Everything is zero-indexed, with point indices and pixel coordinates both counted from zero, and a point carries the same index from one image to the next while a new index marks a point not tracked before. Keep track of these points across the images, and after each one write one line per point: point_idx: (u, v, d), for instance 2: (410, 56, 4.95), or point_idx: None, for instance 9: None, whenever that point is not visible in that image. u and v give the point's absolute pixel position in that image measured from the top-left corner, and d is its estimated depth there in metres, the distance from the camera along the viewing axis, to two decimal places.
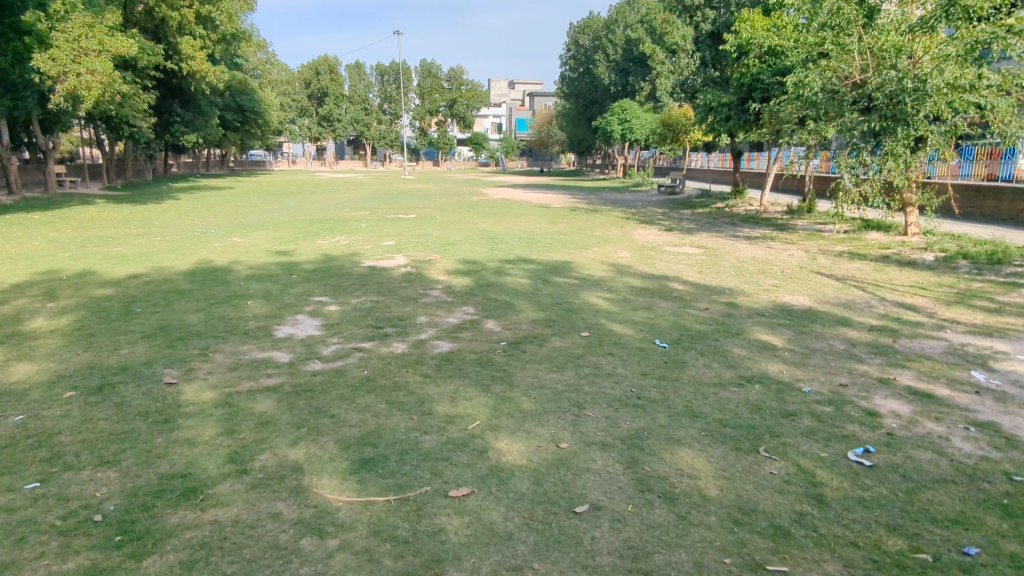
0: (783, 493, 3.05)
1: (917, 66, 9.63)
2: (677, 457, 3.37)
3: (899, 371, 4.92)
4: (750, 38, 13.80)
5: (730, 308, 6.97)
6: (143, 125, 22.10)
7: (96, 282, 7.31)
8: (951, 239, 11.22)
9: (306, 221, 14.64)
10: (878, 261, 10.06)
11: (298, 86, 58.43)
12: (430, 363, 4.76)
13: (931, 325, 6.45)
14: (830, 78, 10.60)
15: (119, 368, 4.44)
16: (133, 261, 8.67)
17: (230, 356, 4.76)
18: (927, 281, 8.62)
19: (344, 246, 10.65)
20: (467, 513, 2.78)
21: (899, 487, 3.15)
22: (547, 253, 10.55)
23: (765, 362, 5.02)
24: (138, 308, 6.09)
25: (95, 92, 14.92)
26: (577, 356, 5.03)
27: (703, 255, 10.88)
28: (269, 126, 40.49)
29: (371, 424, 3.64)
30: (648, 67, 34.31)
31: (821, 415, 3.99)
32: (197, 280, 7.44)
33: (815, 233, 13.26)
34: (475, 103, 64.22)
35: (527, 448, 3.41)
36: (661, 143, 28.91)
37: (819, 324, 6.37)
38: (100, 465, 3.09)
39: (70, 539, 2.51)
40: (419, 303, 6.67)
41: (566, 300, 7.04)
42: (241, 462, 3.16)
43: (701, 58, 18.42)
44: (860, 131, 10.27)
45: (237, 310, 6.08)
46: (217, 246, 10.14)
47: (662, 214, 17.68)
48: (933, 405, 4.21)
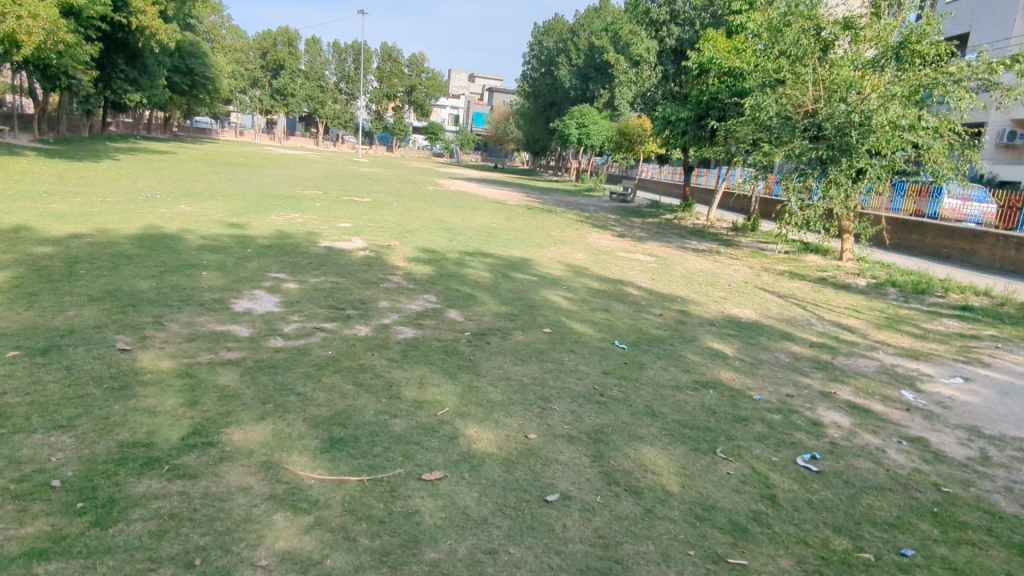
0: (739, 492, 3.21)
1: (865, 102, 10.16)
2: (641, 454, 3.49)
3: (839, 386, 5.24)
4: (712, 58, 14.24)
5: (683, 316, 7.22)
6: (84, 78, 20.88)
7: (32, 238, 6.88)
8: (881, 267, 11.95)
9: (257, 195, 14.17)
10: (816, 283, 10.62)
11: (252, 55, 56.20)
12: (395, 347, 4.74)
13: (865, 345, 6.88)
14: (785, 104, 11.09)
15: (66, 331, 4.22)
16: (72, 221, 8.19)
17: (187, 326, 4.60)
18: (861, 304, 9.16)
19: (299, 224, 10.38)
20: (441, 497, 2.81)
21: (843, 492, 3.37)
22: (505, 248, 10.62)
23: (718, 369, 5.24)
24: (83, 270, 5.78)
25: (36, 38, 14.01)
26: (540, 351, 5.12)
27: (655, 263, 11.20)
28: (218, 94, 38.90)
29: (340, 404, 3.60)
30: (610, 75, 34.87)
31: (771, 422, 4.22)
32: (145, 246, 7.11)
33: (758, 251, 13.84)
34: (434, 92, 63.65)
35: (497, 437, 3.47)
36: (617, 151, 29.45)
37: (765, 336, 6.70)
38: (53, 429, 2.94)
39: (26, 504, 2.39)
40: (381, 288, 6.60)
41: (527, 296, 7.13)
42: (206, 434, 3.06)
43: (662, 71, 18.85)
44: (808, 158, 10.81)
45: (191, 280, 5.85)
46: (164, 213, 9.70)
47: (615, 220, 18.06)
48: (869, 419, 4.52)
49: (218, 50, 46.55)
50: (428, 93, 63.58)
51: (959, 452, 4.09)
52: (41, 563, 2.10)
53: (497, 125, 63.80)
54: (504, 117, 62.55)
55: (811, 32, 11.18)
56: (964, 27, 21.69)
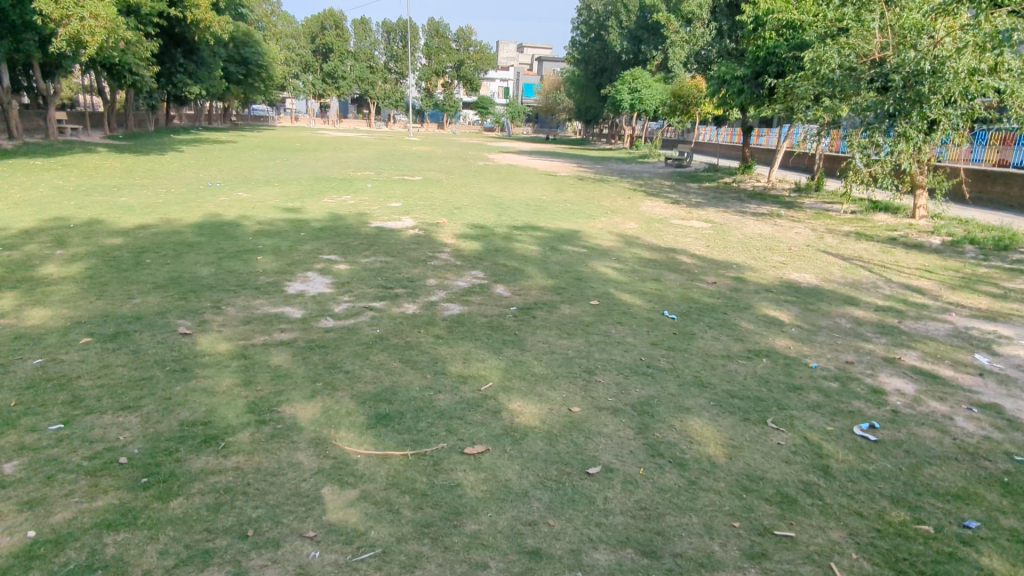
0: (789, 463, 3.12)
1: (937, 47, 9.43)
2: (687, 425, 3.43)
3: (904, 351, 4.97)
4: (768, 11, 13.55)
5: (737, 283, 6.99)
6: (146, 74, 21.82)
7: (104, 231, 7.30)
8: (958, 224, 11.20)
9: (311, 178, 14.52)
10: (884, 243, 10.06)
11: (303, 40, 57.26)
12: (441, 324, 4.80)
13: (936, 307, 6.49)
14: (848, 55, 10.45)
15: (134, 317, 4.47)
16: (140, 212, 8.64)
17: (244, 309, 4.79)
18: (933, 264, 8.63)
19: (351, 205, 10.60)
20: (483, 470, 2.85)
21: (902, 462, 3.23)
22: (554, 221, 10.53)
23: (773, 337, 5.07)
24: (149, 259, 6.09)
25: (98, 37, 14.75)
26: (587, 323, 5.08)
27: (710, 229, 10.88)
28: (273, 81, 39.86)
29: (386, 380, 3.70)
30: (662, 36, 33.66)
31: (827, 390, 4.06)
32: (206, 233, 7.42)
33: (821, 212, 13.21)
34: (483, 65, 63.24)
35: (541, 410, 3.48)
36: (670, 114, 28.55)
37: (826, 302, 6.42)
38: (121, 409, 3.14)
39: (97, 479, 2.57)
40: (429, 266, 6.68)
41: (575, 269, 7.06)
42: (260, 412, 3.21)
43: (717, 28, 17.99)
44: (875, 112, 10.13)
45: (248, 265, 6.08)
46: (224, 200, 10.10)
47: (669, 187, 17.59)
48: (936, 385, 4.28)
49: (271, 38, 47.47)
50: (476, 67, 63.24)
51: None
52: (110, 534, 2.26)
53: (548, 95, 62.81)
54: (555, 86, 61.55)
55: None
56: None
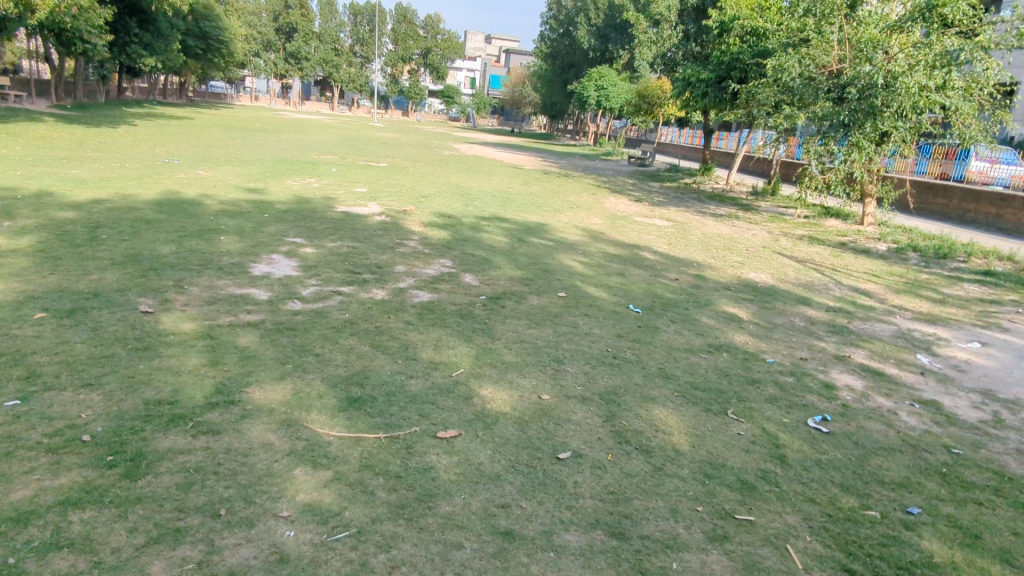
0: (749, 451, 3.26)
1: (891, 62, 9.84)
2: (652, 414, 3.54)
3: (853, 350, 5.22)
4: (734, 17, 13.87)
5: (698, 280, 7.19)
6: (98, 42, 20.91)
7: (55, 203, 7.00)
8: (903, 232, 11.74)
9: (273, 160, 14.20)
10: (836, 247, 10.47)
11: (265, 18, 55.72)
12: (411, 311, 4.81)
13: (882, 310, 6.81)
14: (808, 65, 10.80)
15: (91, 294, 4.32)
16: (93, 186, 8.31)
17: (208, 289, 4.69)
18: (880, 269, 9.03)
19: (315, 189, 10.42)
20: (455, 454, 2.88)
21: (852, 453, 3.41)
22: (521, 213, 10.60)
23: (732, 333, 5.25)
24: (104, 235, 5.87)
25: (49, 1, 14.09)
26: (555, 314, 5.16)
27: (672, 228, 11.11)
28: (232, 58, 38.70)
29: (357, 364, 3.69)
30: (630, 35, 34.03)
31: (783, 384, 4.24)
32: (165, 211, 7.21)
33: (777, 215, 13.64)
34: (450, 54, 62.73)
35: (511, 397, 3.54)
36: (635, 113, 28.94)
37: (782, 301, 6.66)
38: (82, 386, 3.05)
39: (59, 456, 2.50)
40: (397, 252, 6.65)
41: (542, 261, 7.14)
42: (228, 393, 3.15)
43: (684, 30, 18.25)
44: (831, 121, 10.52)
45: (210, 245, 5.93)
46: (182, 178, 9.80)
47: (632, 185, 17.86)
48: (882, 382, 4.51)
49: (232, 12, 46.02)
50: (443, 56, 62.71)
51: (972, 415, 4.09)
52: (76, 511, 2.22)
53: (514, 88, 62.77)
54: (521, 80, 61.54)
55: None
56: None
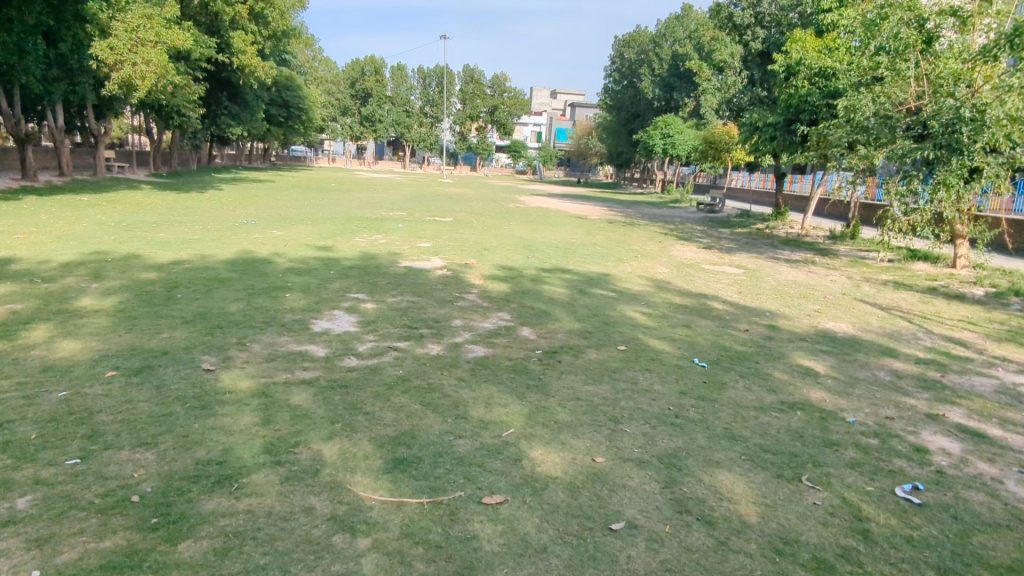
0: (826, 525, 2.93)
1: (976, 95, 9.26)
2: (716, 480, 3.27)
3: (948, 408, 4.72)
4: (800, 59, 13.54)
5: (770, 331, 6.80)
6: (192, 115, 22.83)
7: (140, 265, 7.49)
8: (1002, 275, 10.81)
9: (344, 217, 14.80)
10: (924, 293, 9.75)
11: (343, 86, 59.57)
12: (465, 366, 4.74)
13: (981, 361, 6.20)
14: (884, 103, 10.31)
15: (160, 352, 4.51)
16: (176, 248, 8.87)
17: (268, 347, 4.80)
18: (977, 316, 8.30)
19: (381, 245, 10.74)
20: (501, 522, 2.73)
21: (951, 528, 3.01)
22: (583, 264, 10.49)
23: (808, 389, 4.87)
24: (180, 294, 6.20)
25: (148, 82, 15.55)
26: (613, 369, 4.96)
27: (742, 275, 10.70)
28: (311, 124, 41.33)
29: (406, 424, 3.62)
30: (694, 83, 34.09)
31: (866, 447, 3.85)
32: (238, 269, 7.58)
33: (858, 259, 12.92)
34: (516, 110, 64.73)
35: (563, 460, 3.36)
36: (702, 160, 28.63)
37: (863, 353, 6.18)
38: (138, 445, 3.12)
39: (107, 518, 2.53)
40: (455, 307, 6.66)
41: (603, 313, 6.97)
42: (276, 453, 3.15)
43: (748, 76, 18.06)
44: (912, 159, 9.93)
45: (276, 302, 6.14)
46: (257, 237, 10.34)
47: (700, 232, 17.47)
48: (984, 445, 4.03)
49: (311, 82, 49.32)
50: (510, 112, 64.62)
51: None
52: None
53: (581, 140, 63.70)
54: (588, 132, 62.62)
55: (912, 24, 10.44)
56: None
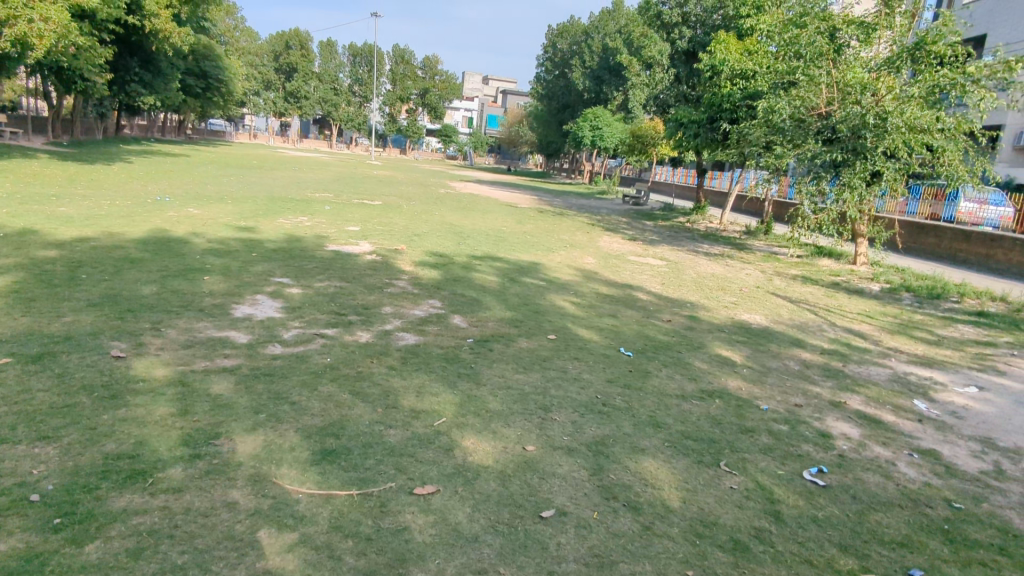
0: (742, 508, 3.10)
1: (880, 103, 9.90)
2: (641, 467, 3.39)
3: (849, 395, 5.08)
4: (723, 60, 14.05)
5: (691, 321, 7.09)
6: (97, 80, 21.21)
7: (38, 242, 6.92)
8: (896, 272, 11.72)
9: (266, 197, 14.20)
10: (829, 287, 10.43)
11: (266, 58, 56.91)
12: (395, 354, 4.68)
13: (877, 352, 6.71)
14: (798, 106, 10.84)
15: (62, 338, 4.18)
16: (80, 224, 8.24)
17: (185, 332, 4.56)
18: (875, 310, 8.96)
19: (307, 227, 10.39)
20: (433, 512, 2.72)
21: (850, 508, 3.25)
22: (513, 252, 10.55)
23: (725, 378, 5.12)
24: (84, 275, 5.77)
25: (47, 42, 14.34)
26: (544, 358, 5.02)
27: (665, 267, 11.07)
28: (231, 97, 39.27)
29: (334, 414, 3.53)
30: (624, 78, 34.83)
31: (778, 433, 4.09)
32: (150, 249, 7.13)
33: (771, 254, 13.65)
34: (448, 94, 63.98)
35: (494, 449, 3.38)
36: (629, 153, 29.36)
37: (775, 343, 6.55)
38: (38, 440, 2.89)
39: (1, 519, 2.33)
40: (385, 293, 6.55)
41: (533, 302, 7.04)
42: (194, 445, 3.00)
43: (675, 73, 18.54)
44: (822, 161, 10.52)
45: (193, 286, 5.83)
46: (172, 216, 9.76)
47: (626, 224, 17.94)
48: (880, 430, 4.37)
49: (232, 53, 46.86)
50: (441, 96, 63.73)
51: (972, 465, 3.95)
52: None
53: (512, 127, 63.79)
54: (518, 120, 62.88)
55: (826, 33, 11.03)
56: (980, 29, 19.14)
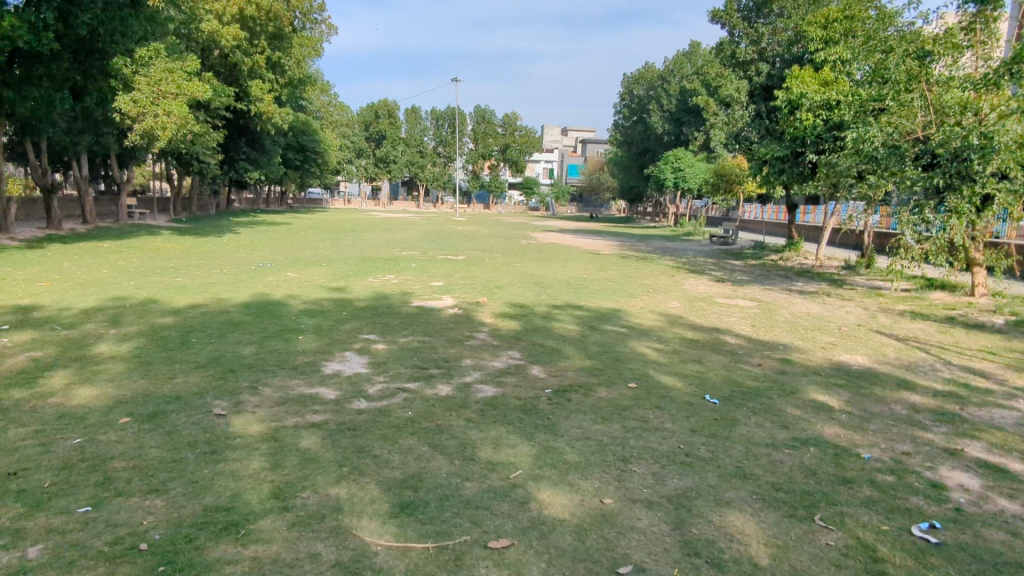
0: (840, 567, 2.87)
1: (983, 123, 9.25)
2: (726, 521, 3.22)
3: (968, 442, 4.61)
4: (802, 92, 13.68)
5: (784, 365, 6.73)
6: (211, 161, 23.50)
7: (158, 310, 7.65)
8: (1023, 302, 10.65)
9: (358, 258, 14.99)
10: (943, 323, 9.62)
11: (358, 129, 61.12)
12: (474, 407, 4.74)
13: (1002, 393, 6.06)
14: (891, 133, 10.28)
15: (173, 398, 4.56)
16: (193, 292, 9.04)
17: (280, 390, 4.86)
18: (998, 345, 8.16)
19: (394, 285, 10.86)
20: (507, 566, 2.71)
21: (970, 569, 2.93)
22: (595, 300, 10.51)
23: (821, 424, 4.80)
24: (195, 338, 6.30)
25: (169, 132, 16.16)
26: (623, 408, 4.93)
27: (756, 308, 10.63)
28: (327, 167, 42.22)
29: (413, 466, 3.62)
30: (703, 118, 34.45)
31: (881, 484, 3.78)
32: (252, 312, 7.70)
33: (874, 290, 12.80)
34: (528, 148, 65.65)
35: (571, 502, 3.33)
36: (713, 193, 28.79)
37: (879, 386, 6.08)
38: (148, 492, 3.15)
39: (114, 566, 2.55)
40: (466, 346, 6.69)
41: (614, 349, 6.96)
42: (283, 498, 3.16)
43: (755, 110, 18.19)
44: (922, 188, 9.83)
45: (289, 345, 6.21)
46: (273, 280, 10.52)
47: (713, 265, 17.45)
48: (1005, 481, 3.93)
49: (327, 126, 50.64)
50: (521, 150, 65.53)
51: None
52: None
53: (592, 175, 64.25)
54: (599, 167, 63.34)
55: (914, 56, 10.55)
56: None
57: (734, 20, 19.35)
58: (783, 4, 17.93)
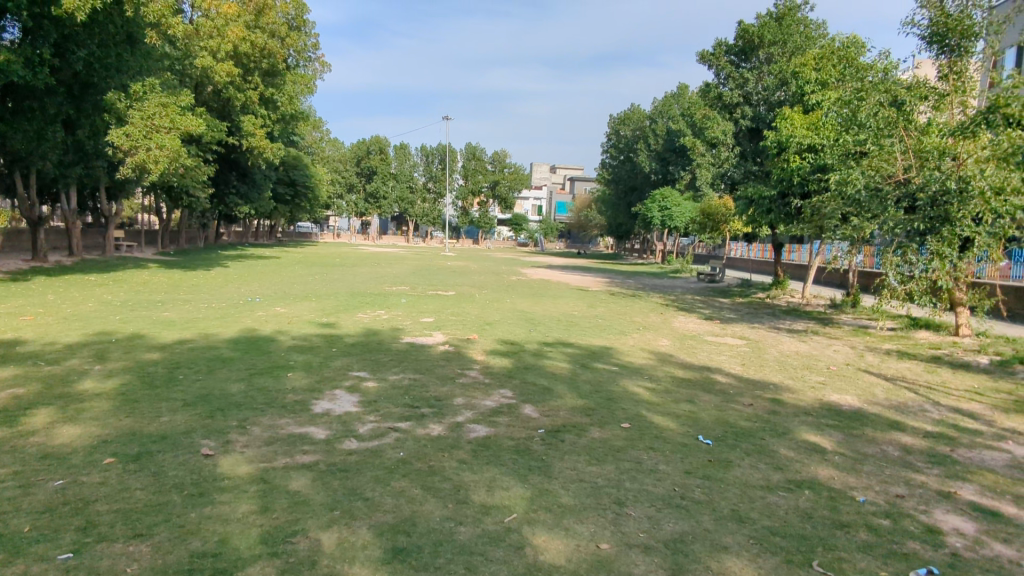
0: None
1: (961, 168, 9.49)
2: (723, 567, 3.18)
3: (960, 485, 4.61)
4: (790, 135, 14.04)
5: (775, 405, 6.73)
6: (201, 194, 23.55)
7: (144, 345, 7.55)
8: (1006, 342, 10.80)
9: (348, 293, 14.97)
10: (929, 362, 9.71)
11: (348, 164, 61.68)
12: (466, 448, 4.68)
13: (991, 434, 6.08)
14: (873, 177, 10.53)
15: (159, 437, 4.47)
16: (180, 327, 8.95)
17: (269, 429, 4.77)
18: (983, 386, 8.24)
19: (384, 320, 10.82)
20: None
21: None
22: (585, 337, 10.52)
23: (815, 467, 4.78)
24: (182, 375, 6.21)
25: (162, 165, 16.18)
26: (618, 449, 4.89)
27: (745, 347, 10.67)
28: (317, 202, 42.40)
29: (406, 510, 3.55)
30: (689, 157, 35.09)
31: (878, 528, 3.76)
32: (240, 348, 7.62)
33: (861, 329, 12.95)
34: (517, 185, 66.35)
35: (566, 547, 3.28)
36: (700, 231, 29.16)
37: (870, 427, 6.09)
38: (133, 537, 3.06)
39: None
40: (458, 384, 6.64)
41: (606, 388, 6.93)
42: (272, 544, 3.08)
43: (741, 151, 18.59)
44: (905, 231, 9.98)
45: (278, 383, 6.13)
46: (262, 315, 10.44)
47: (701, 302, 17.58)
48: (999, 525, 3.92)
49: (318, 161, 51.05)
50: (511, 187, 66.22)
51: None
52: None
53: (581, 212, 64.93)
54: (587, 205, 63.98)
55: (893, 104, 10.92)
56: None
57: (722, 62, 19.49)
58: (769, 50, 18.43)
